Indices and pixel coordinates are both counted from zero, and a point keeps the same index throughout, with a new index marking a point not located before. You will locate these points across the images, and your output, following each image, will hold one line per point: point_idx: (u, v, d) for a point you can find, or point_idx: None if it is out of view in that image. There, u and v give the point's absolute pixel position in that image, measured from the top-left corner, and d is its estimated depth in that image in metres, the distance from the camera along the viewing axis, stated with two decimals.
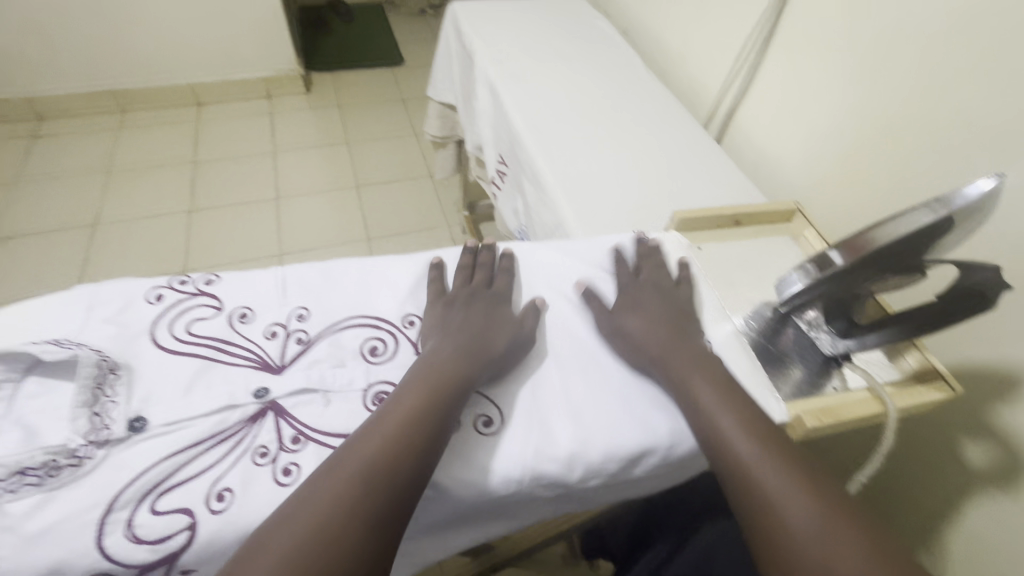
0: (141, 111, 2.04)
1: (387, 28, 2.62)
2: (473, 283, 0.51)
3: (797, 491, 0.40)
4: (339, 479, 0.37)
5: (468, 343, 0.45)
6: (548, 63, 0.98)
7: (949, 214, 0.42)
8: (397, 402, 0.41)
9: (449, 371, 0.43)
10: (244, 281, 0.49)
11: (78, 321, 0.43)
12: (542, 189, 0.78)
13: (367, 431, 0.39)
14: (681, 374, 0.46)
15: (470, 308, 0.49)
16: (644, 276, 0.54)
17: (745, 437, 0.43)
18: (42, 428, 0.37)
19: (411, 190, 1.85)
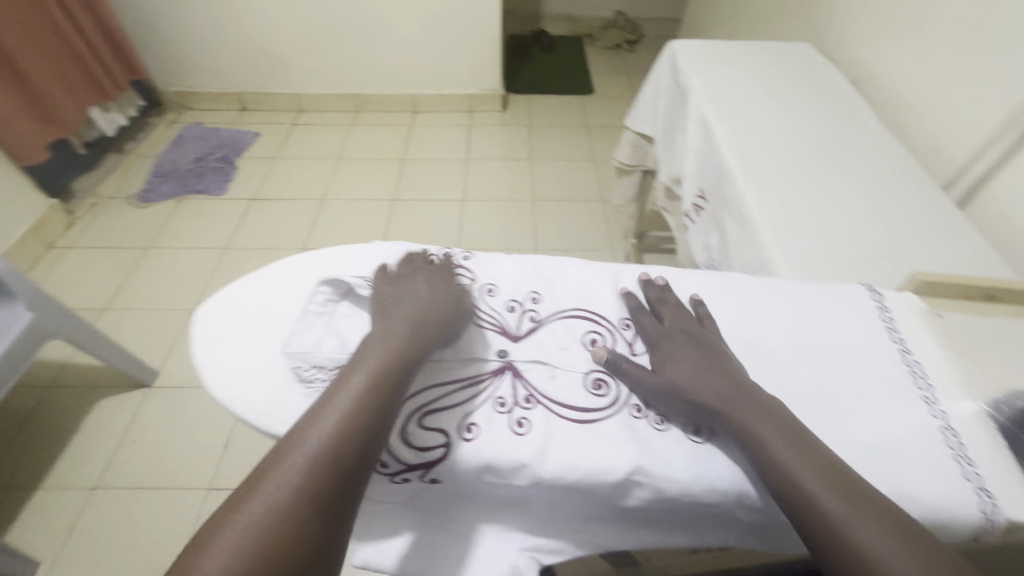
0: (370, 113, 2.43)
1: (582, 60, 2.78)
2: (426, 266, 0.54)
3: (860, 514, 0.38)
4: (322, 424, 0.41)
5: (417, 317, 0.48)
6: (768, 107, 0.98)
7: None
8: (360, 365, 0.44)
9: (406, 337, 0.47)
10: (491, 261, 0.58)
11: (376, 270, 0.56)
12: (750, 228, 0.78)
13: (325, 405, 0.42)
14: (706, 394, 0.45)
15: (420, 284, 0.52)
16: (669, 324, 0.51)
17: (794, 455, 0.41)
18: (353, 341, 0.50)
19: (581, 211, 1.94)
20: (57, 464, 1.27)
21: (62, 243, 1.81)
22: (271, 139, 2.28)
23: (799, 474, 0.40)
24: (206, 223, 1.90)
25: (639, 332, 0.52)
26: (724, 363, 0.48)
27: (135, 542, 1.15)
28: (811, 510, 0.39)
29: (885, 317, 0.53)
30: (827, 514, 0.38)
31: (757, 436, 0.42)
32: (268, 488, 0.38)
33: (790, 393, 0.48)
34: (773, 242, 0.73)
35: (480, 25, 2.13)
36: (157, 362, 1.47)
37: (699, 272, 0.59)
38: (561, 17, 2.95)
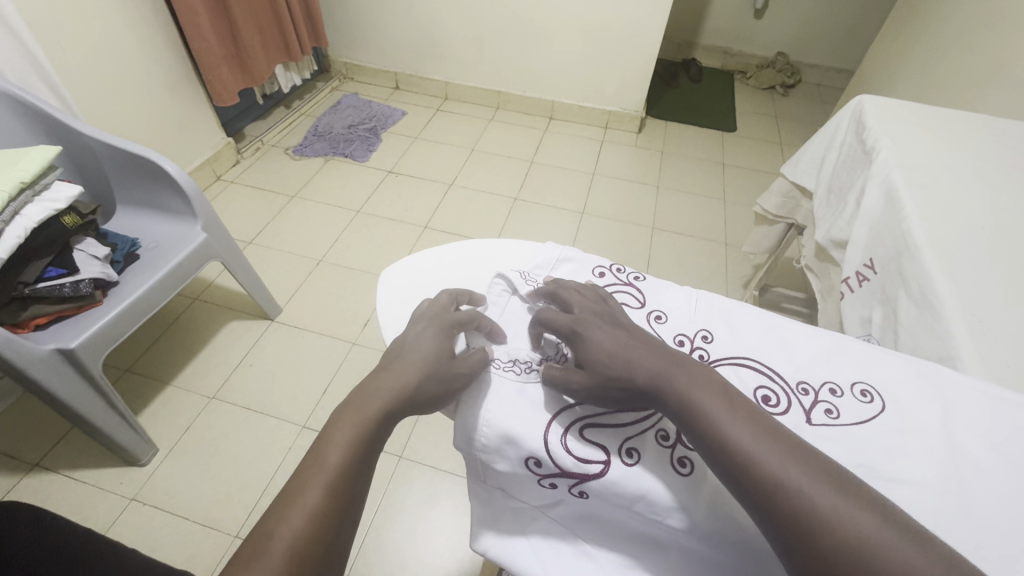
0: (509, 111, 2.52)
1: (731, 96, 2.68)
2: (430, 311, 0.53)
3: (810, 478, 0.35)
4: (305, 490, 0.40)
5: (385, 383, 0.46)
6: (970, 185, 0.88)
7: None
8: (334, 430, 0.43)
9: (388, 406, 0.45)
10: (663, 288, 0.57)
11: (546, 271, 0.58)
12: (934, 315, 0.70)
13: (279, 522, 0.39)
14: (628, 357, 0.44)
15: (417, 343, 0.50)
16: (580, 309, 0.49)
17: (723, 408, 0.39)
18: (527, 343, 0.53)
19: (701, 249, 1.86)
20: (187, 368, 1.43)
21: (227, 177, 2.04)
22: (415, 120, 2.43)
23: (735, 429, 0.38)
24: (345, 186, 2.06)
25: (818, 401, 0.48)
26: (634, 335, 0.46)
27: (233, 456, 1.27)
28: (758, 472, 0.36)
29: None
30: (771, 473, 0.35)
31: (698, 406, 0.39)
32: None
33: (999, 518, 0.41)
34: (965, 337, 0.65)
35: (638, 45, 2.12)
36: (282, 300, 1.62)
37: (890, 352, 0.53)
38: (716, 49, 2.87)
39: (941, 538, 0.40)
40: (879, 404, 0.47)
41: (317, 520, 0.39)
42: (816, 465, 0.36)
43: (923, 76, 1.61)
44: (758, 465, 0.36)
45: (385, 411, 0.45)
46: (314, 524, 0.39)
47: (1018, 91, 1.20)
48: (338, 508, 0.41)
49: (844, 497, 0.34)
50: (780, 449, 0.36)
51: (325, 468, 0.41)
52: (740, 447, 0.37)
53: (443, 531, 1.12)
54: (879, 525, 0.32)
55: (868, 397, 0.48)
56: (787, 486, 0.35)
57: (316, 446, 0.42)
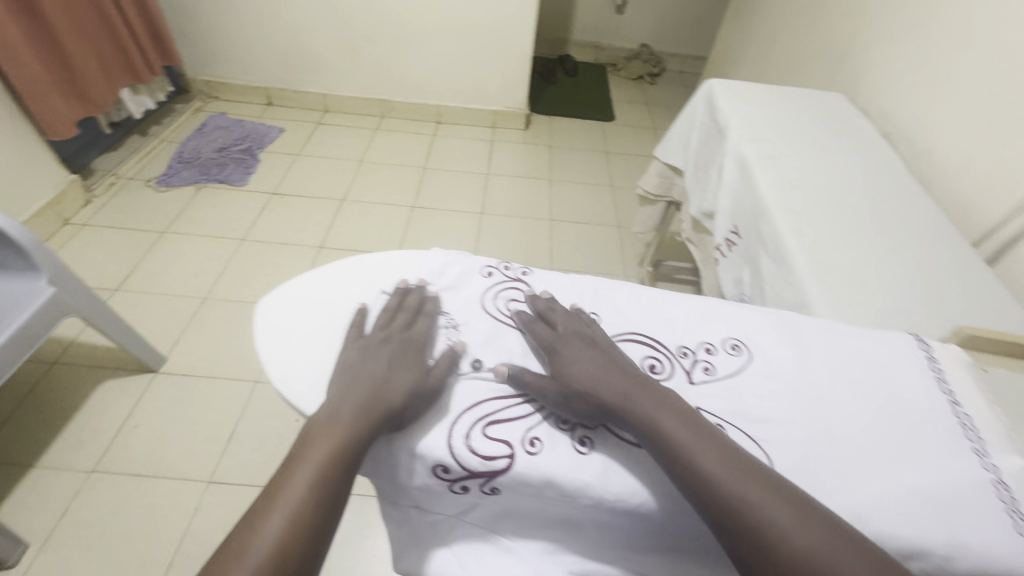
0: (394, 119, 2.46)
1: (605, 87, 2.84)
2: (400, 320, 0.52)
3: (798, 528, 0.38)
4: (312, 455, 0.42)
5: (363, 394, 0.45)
6: (804, 151, 1.00)
7: None
8: (323, 421, 0.44)
9: (386, 400, 0.45)
10: (549, 279, 0.58)
11: (435, 276, 0.57)
12: (787, 269, 0.79)
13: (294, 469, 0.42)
14: (631, 406, 0.45)
15: (398, 357, 0.48)
16: (562, 328, 0.51)
17: (688, 432, 0.43)
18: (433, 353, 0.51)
19: (597, 236, 1.96)
20: (54, 444, 1.24)
21: (77, 220, 1.80)
22: (294, 136, 2.30)
23: (733, 487, 0.40)
24: (224, 214, 1.90)
25: (696, 361, 0.52)
26: (635, 378, 0.47)
27: (126, 532, 1.12)
28: (722, 502, 0.40)
29: (934, 367, 0.54)
30: (752, 511, 0.39)
31: (668, 437, 0.42)
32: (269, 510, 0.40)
33: (849, 438, 0.47)
34: (812, 283, 0.74)
35: (510, 44, 2.18)
36: (164, 348, 1.46)
37: (751, 306, 0.59)
38: (587, 45, 3.02)
39: (804, 466, 0.45)
40: (746, 355, 0.53)
41: (313, 502, 0.41)
42: (785, 497, 0.39)
43: (761, 58, 1.82)
44: (720, 489, 0.40)
45: (366, 414, 0.44)
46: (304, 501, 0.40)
47: (834, 67, 1.39)
48: (331, 491, 0.41)
49: (823, 537, 0.37)
50: (767, 501, 0.39)
51: (339, 429, 0.43)
52: (718, 486, 0.40)
53: (379, 559, 1.08)
54: (808, 534, 0.37)
55: (737, 350, 0.53)
56: (745, 505, 0.39)
57: (312, 424, 0.45)
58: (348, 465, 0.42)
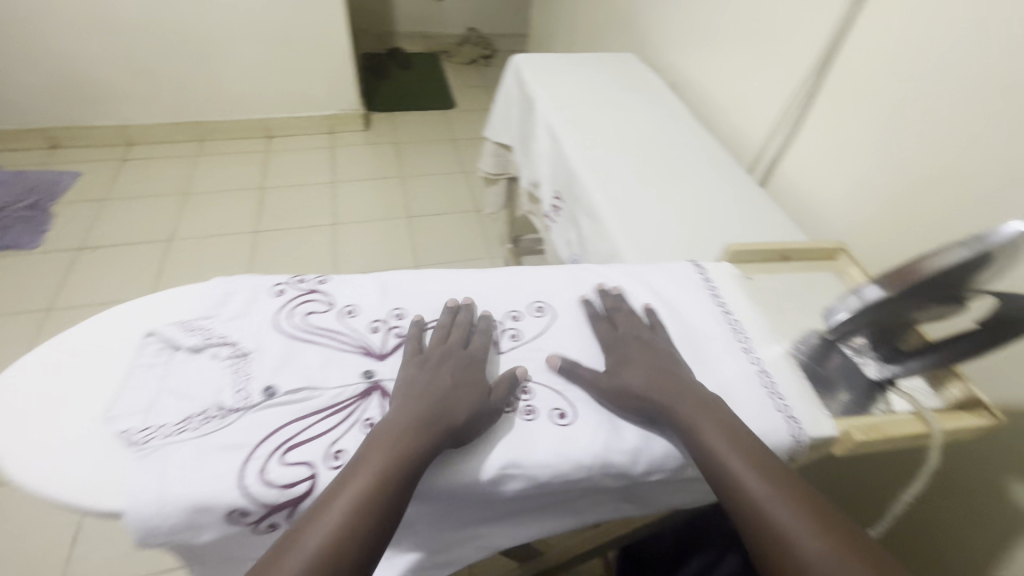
0: (217, 141, 2.20)
1: (441, 75, 2.82)
2: (460, 335, 0.50)
3: (826, 542, 0.38)
4: (360, 476, 0.39)
5: (432, 406, 0.44)
6: (604, 111, 1.07)
7: (983, 250, 0.44)
8: (394, 428, 0.42)
9: (447, 420, 0.43)
10: (349, 283, 0.55)
11: (215, 308, 0.51)
12: (599, 223, 0.84)
13: (335, 488, 0.39)
14: (679, 411, 0.45)
15: (467, 374, 0.47)
16: (624, 329, 0.53)
17: (724, 440, 0.43)
18: (216, 390, 0.45)
19: (457, 224, 1.96)
20: None
21: None
22: (94, 179, 1.98)
23: (758, 491, 0.41)
24: (18, 285, 1.59)
25: (504, 331, 0.53)
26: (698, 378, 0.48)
27: None
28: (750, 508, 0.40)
29: (709, 286, 0.61)
30: (777, 525, 0.39)
31: (704, 445, 0.43)
32: (307, 534, 0.37)
33: None
34: (620, 232, 0.80)
35: (326, 42, 2.06)
36: None
37: (553, 267, 0.62)
38: (414, 34, 2.96)
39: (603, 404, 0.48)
40: (549, 314, 0.55)
41: (359, 528, 0.37)
42: (811, 510, 0.39)
43: (571, 28, 1.91)
44: (750, 496, 0.41)
45: (432, 428, 0.42)
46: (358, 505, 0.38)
47: (626, 29, 1.50)
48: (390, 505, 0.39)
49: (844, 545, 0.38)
50: (793, 512, 0.39)
51: (390, 451, 0.41)
52: (743, 495, 0.41)
53: None
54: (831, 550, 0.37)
55: (541, 312, 0.56)
56: (772, 517, 0.39)
57: (382, 423, 0.43)
58: (399, 492, 0.39)
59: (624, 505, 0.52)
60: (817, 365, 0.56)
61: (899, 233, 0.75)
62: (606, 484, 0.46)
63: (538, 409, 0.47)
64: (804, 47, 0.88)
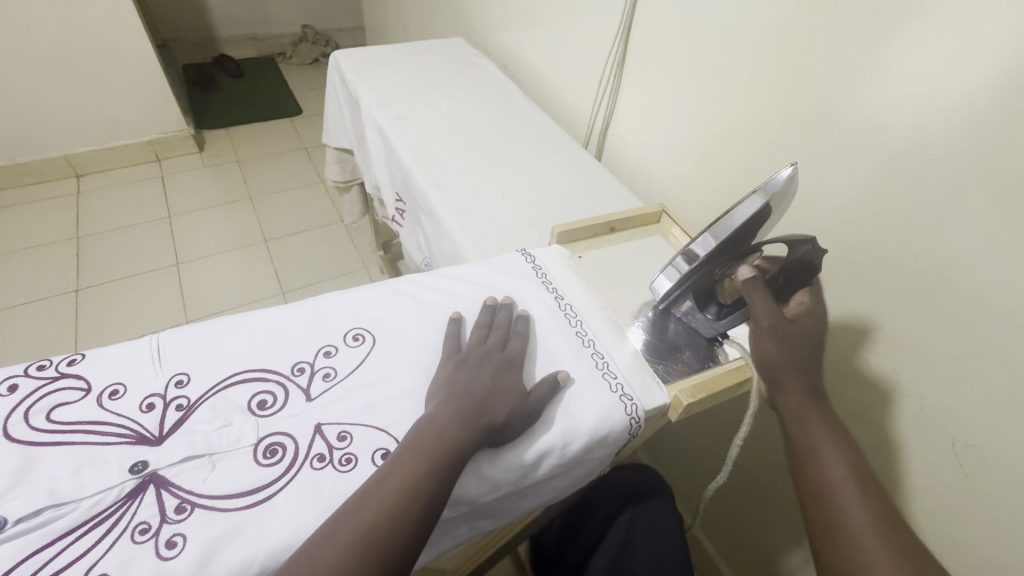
0: (7, 191, 1.83)
1: (281, 80, 2.59)
2: (494, 330, 0.51)
3: (865, 511, 0.40)
4: (431, 456, 0.39)
5: (475, 400, 0.43)
6: (433, 102, 1.02)
7: (766, 200, 0.46)
8: (447, 414, 0.41)
9: (489, 418, 0.42)
10: (113, 355, 0.45)
11: None
12: (439, 223, 0.80)
13: (386, 471, 0.38)
14: (785, 388, 0.48)
15: (510, 373, 0.47)
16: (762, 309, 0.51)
17: (819, 427, 0.45)
18: None
19: (323, 240, 1.82)
20: None
21: None
22: None
23: (831, 468, 0.43)
24: None
25: (315, 372, 0.47)
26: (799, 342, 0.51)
27: None
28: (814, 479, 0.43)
29: (540, 274, 0.59)
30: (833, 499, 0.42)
31: (800, 418, 0.46)
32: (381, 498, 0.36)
33: None
34: (459, 230, 0.76)
35: (126, 59, 1.78)
36: None
37: (373, 284, 0.57)
38: (242, 38, 2.68)
39: None
40: (368, 342, 0.50)
41: (413, 513, 0.37)
42: (872, 503, 0.41)
43: (403, 16, 1.83)
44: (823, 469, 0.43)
45: (479, 421, 0.42)
46: (412, 492, 0.37)
47: (453, 13, 1.45)
48: (436, 505, 0.38)
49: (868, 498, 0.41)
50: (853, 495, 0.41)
51: (456, 446, 0.40)
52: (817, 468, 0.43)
53: None
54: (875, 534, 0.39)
55: (360, 340, 0.50)
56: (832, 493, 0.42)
57: (428, 416, 0.42)
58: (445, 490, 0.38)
59: (479, 527, 0.48)
60: (657, 339, 0.57)
61: (718, 185, 0.79)
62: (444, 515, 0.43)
63: (356, 456, 0.42)
64: (606, 16, 0.90)
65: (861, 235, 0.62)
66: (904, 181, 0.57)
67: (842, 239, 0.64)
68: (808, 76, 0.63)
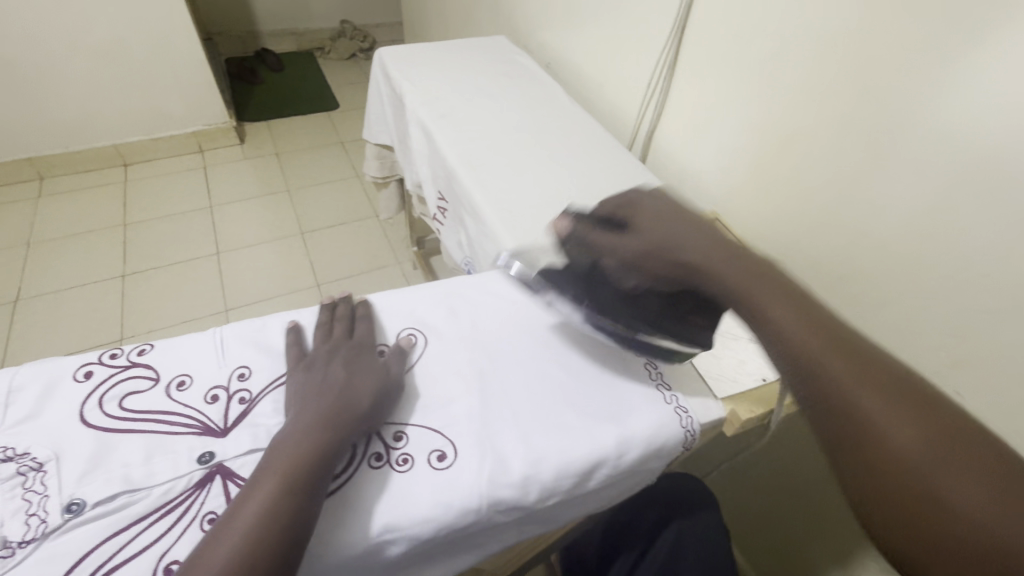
0: (60, 177, 1.91)
1: (319, 74, 2.63)
2: (332, 330, 0.49)
3: (878, 400, 0.32)
4: (275, 461, 0.37)
5: (331, 399, 0.42)
6: (477, 101, 1.02)
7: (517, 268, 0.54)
8: (298, 420, 0.40)
9: (346, 410, 0.41)
10: (179, 347, 0.47)
11: None
12: (483, 223, 0.80)
13: (251, 484, 0.36)
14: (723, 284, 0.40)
15: (363, 363, 0.46)
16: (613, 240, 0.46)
17: (785, 311, 0.37)
18: None
19: (357, 234, 1.84)
20: None
21: None
22: None
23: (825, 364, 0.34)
24: None
25: None
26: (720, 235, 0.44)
27: None
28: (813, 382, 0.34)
29: None
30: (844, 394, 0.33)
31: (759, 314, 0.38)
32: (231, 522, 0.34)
33: (525, 384, 0.48)
34: (504, 230, 0.76)
35: (174, 53, 1.83)
36: None
37: (425, 286, 0.57)
38: (283, 33, 2.73)
39: (490, 436, 0.44)
40: (422, 342, 0.51)
41: (280, 515, 0.34)
42: (886, 380, 0.33)
43: (442, 14, 1.83)
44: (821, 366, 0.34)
45: (336, 416, 0.40)
46: (281, 497, 0.35)
47: (495, 10, 1.45)
48: (311, 499, 0.36)
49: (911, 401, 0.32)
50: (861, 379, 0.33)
51: (305, 442, 0.38)
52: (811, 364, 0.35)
53: None
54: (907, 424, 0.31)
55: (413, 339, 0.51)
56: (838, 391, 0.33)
57: (284, 425, 0.40)
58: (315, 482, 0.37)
59: (529, 532, 0.48)
60: (711, 353, 0.56)
61: (772, 193, 0.77)
62: (498, 520, 0.43)
63: (413, 457, 0.42)
64: (658, 18, 0.88)
65: (928, 249, 0.59)
66: (980, 196, 0.54)
67: (906, 253, 0.62)
68: (877, 82, 0.61)
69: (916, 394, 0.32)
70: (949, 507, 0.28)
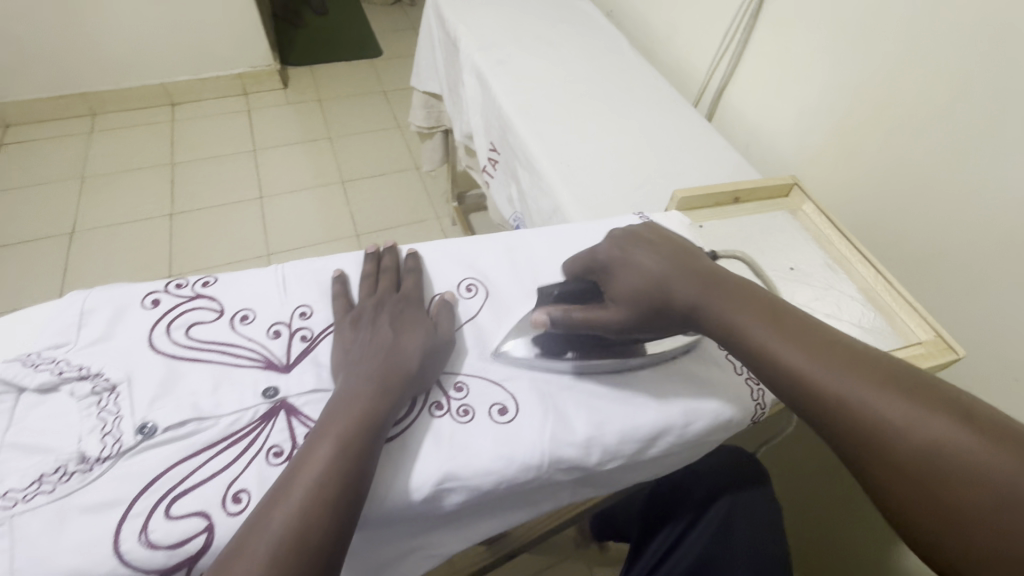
0: (112, 114, 1.94)
1: (363, 19, 2.55)
2: (377, 283, 0.47)
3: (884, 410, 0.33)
4: (318, 447, 0.35)
5: (383, 361, 0.40)
6: (535, 48, 0.97)
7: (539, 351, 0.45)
8: (346, 387, 0.38)
9: (394, 376, 0.39)
10: (241, 280, 0.46)
11: (63, 331, 0.40)
12: (539, 177, 0.77)
13: (302, 455, 0.35)
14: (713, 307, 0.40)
15: (413, 320, 0.44)
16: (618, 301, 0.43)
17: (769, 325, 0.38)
18: (70, 437, 0.36)
19: (398, 186, 1.83)
20: None
21: None
22: None
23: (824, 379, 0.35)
24: None
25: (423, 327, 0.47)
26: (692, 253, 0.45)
27: None
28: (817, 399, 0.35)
29: None
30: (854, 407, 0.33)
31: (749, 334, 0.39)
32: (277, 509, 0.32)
33: None
34: (561, 185, 0.73)
35: None
36: None
37: (482, 238, 0.55)
38: None
39: (549, 397, 0.43)
40: (481, 293, 0.49)
41: (333, 490, 0.33)
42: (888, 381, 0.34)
43: None
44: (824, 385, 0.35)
45: (388, 379, 0.39)
46: (336, 468, 0.34)
47: None
48: (366, 467, 0.35)
49: (923, 401, 0.32)
50: (862, 383, 0.34)
51: (352, 416, 0.36)
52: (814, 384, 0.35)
53: None
54: (925, 423, 0.31)
55: (473, 290, 0.49)
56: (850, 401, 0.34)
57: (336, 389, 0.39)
58: (364, 456, 0.35)
59: (583, 493, 0.47)
60: None
61: (857, 162, 0.71)
62: (556, 478, 0.42)
63: (473, 408, 0.41)
64: None
65: None
66: None
67: (1011, 236, 0.56)
68: (1006, 39, 0.53)
69: (928, 393, 0.32)
70: (965, 506, 0.29)
